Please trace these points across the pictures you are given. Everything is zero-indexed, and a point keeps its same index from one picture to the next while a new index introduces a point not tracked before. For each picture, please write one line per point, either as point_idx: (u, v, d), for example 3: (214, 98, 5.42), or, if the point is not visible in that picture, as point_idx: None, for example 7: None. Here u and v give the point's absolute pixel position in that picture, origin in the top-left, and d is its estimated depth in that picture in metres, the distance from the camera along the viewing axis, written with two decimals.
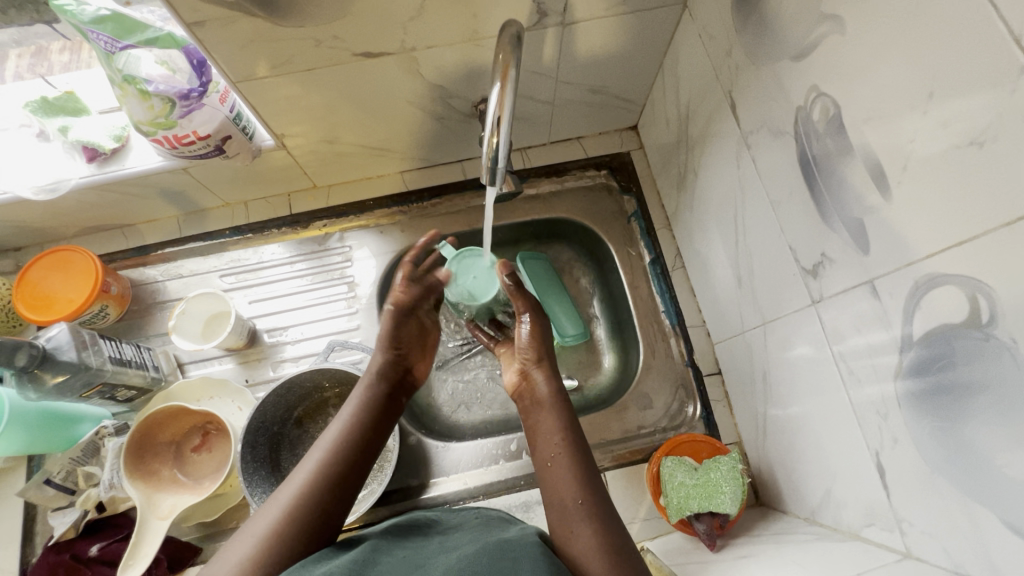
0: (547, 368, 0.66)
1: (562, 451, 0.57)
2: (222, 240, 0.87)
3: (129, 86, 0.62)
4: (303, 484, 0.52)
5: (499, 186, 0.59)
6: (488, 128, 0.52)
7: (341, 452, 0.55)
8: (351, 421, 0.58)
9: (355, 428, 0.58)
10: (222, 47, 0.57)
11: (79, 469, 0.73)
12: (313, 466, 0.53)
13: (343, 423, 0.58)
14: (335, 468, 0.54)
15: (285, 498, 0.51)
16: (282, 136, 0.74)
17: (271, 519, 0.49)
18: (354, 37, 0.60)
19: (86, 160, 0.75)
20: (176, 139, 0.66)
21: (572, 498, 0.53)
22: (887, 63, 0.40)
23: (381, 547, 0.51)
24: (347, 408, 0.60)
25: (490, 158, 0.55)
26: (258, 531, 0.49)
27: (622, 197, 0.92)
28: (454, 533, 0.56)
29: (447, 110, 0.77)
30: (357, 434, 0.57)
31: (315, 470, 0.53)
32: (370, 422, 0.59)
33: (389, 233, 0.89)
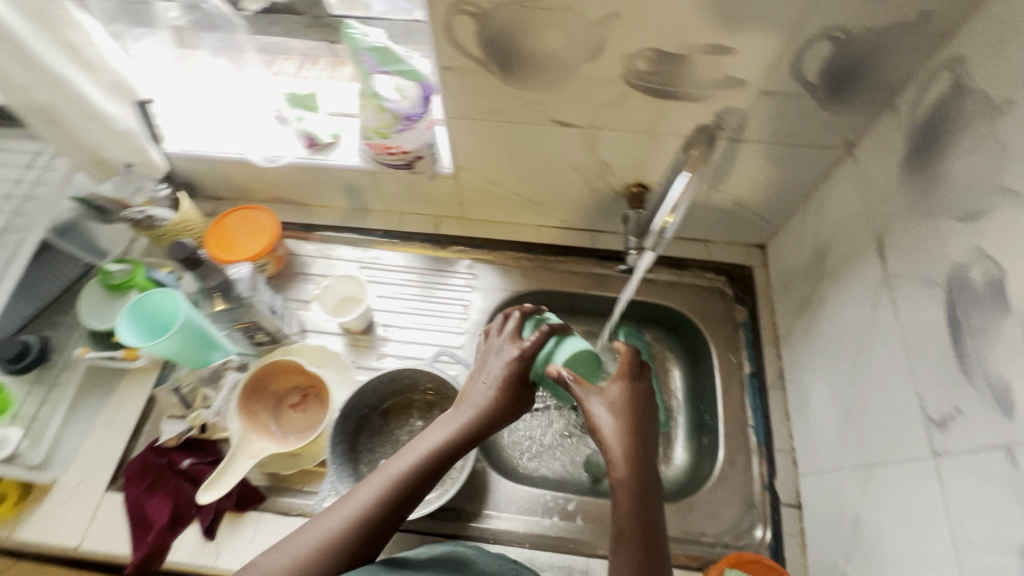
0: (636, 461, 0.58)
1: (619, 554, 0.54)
2: (373, 238, 1.00)
3: (372, 101, 0.75)
4: (369, 504, 0.55)
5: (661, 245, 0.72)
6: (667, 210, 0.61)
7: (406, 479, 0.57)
8: (428, 453, 0.60)
9: (418, 468, 0.58)
10: (455, 89, 0.70)
11: (200, 389, 0.82)
12: (374, 493, 0.56)
13: (414, 461, 0.59)
14: (383, 508, 0.56)
15: (332, 525, 0.54)
16: (459, 168, 0.87)
17: (322, 536, 0.53)
18: (556, 107, 0.71)
19: (304, 145, 0.90)
20: (385, 149, 0.80)
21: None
22: None
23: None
24: (427, 443, 0.60)
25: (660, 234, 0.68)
26: (309, 543, 0.53)
27: (734, 305, 0.95)
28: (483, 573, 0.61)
29: (602, 185, 0.86)
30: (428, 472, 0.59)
31: (370, 502, 0.55)
32: (432, 469, 0.59)
33: (511, 274, 0.98)
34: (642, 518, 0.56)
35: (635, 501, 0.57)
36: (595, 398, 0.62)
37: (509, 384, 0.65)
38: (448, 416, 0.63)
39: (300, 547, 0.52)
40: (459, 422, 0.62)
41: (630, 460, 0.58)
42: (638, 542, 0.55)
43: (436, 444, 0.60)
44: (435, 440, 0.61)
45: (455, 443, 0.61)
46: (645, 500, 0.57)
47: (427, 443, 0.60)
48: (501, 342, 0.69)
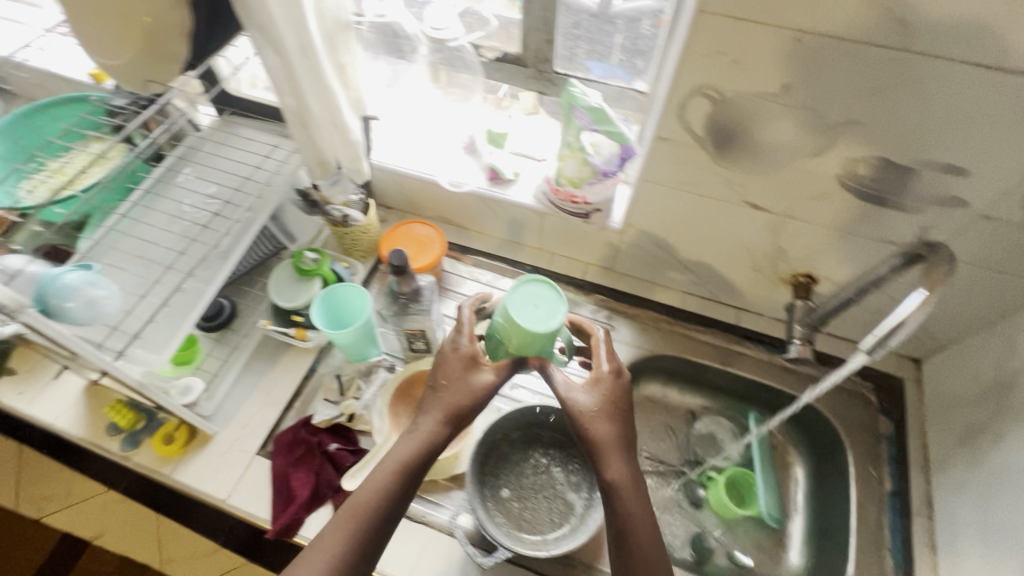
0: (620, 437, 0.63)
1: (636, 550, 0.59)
2: (522, 272, 1.05)
3: (578, 153, 0.81)
4: (360, 518, 0.58)
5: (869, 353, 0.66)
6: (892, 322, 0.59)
7: (391, 491, 0.60)
8: (404, 464, 0.62)
9: (398, 485, 0.61)
10: (662, 158, 0.75)
11: (354, 380, 0.89)
12: (365, 516, 0.58)
13: (389, 473, 0.61)
14: (373, 527, 0.59)
15: (333, 547, 0.57)
16: (628, 226, 0.91)
17: (329, 554, 0.56)
18: (755, 191, 0.74)
19: (486, 178, 0.97)
20: (570, 196, 0.86)
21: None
22: None
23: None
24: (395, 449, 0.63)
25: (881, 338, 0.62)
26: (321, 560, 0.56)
27: (878, 415, 0.91)
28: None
29: (768, 268, 0.87)
30: (406, 490, 0.61)
31: (361, 526, 0.58)
32: (409, 481, 0.62)
33: (648, 333, 1.00)
34: (643, 515, 0.61)
35: (632, 489, 0.61)
36: (576, 388, 0.65)
37: (453, 375, 0.67)
38: (414, 425, 0.65)
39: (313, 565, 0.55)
40: (430, 436, 0.64)
41: (620, 434, 0.63)
42: (643, 537, 0.59)
43: (404, 453, 0.62)
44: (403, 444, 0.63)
45: (421, 455, 0.63)
46: (639, 489, 0.62)
47: (396, 449, 0.63)
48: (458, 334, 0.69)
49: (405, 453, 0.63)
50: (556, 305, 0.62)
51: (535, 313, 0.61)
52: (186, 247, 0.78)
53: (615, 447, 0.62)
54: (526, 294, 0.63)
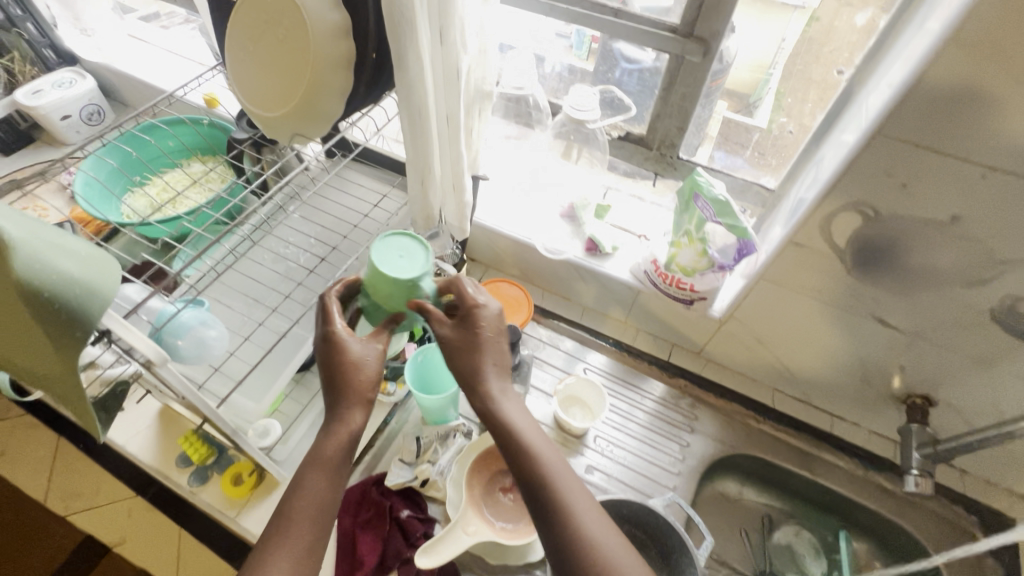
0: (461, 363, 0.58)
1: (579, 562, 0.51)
2: (604, 344, 1.03)
3: (697, 243, 0.79)
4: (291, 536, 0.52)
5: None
6: None
7: (325, 496, 0.54)
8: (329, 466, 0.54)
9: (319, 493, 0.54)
10: (789, 261, 0.72)
11: (432, 443, 0.84)
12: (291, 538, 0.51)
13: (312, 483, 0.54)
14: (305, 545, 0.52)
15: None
16: (730, 317, 0.87)
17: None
18: (887, 308, 0.70)
19: (583, 247, 0.95)
20: (677, 282, 0.84)
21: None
22: None
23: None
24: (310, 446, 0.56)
25: None
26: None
27: (985, 558, 0.83)
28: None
29: (879, 382, 0.82)
30: (335, 486, 0.54)
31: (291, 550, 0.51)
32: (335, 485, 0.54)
33: (733, 428, 0.95)
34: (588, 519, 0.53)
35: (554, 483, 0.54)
36: (444, 320, 0.59)
37: (345, 356, 0.57)
38: (334, 419, 0.56)
39: None
40: (347, 424, 0.56)
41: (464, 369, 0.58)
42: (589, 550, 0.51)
43: (329, 451, 0.55)
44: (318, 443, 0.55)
45: (341, 449, 0.55)
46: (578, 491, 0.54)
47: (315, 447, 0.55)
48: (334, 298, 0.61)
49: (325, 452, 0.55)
50: (422, 257, 0.62)
51: (406, 266, 0.60)
52: (291, 290, 0.78)
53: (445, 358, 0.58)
54: (392, 245, 0.62)
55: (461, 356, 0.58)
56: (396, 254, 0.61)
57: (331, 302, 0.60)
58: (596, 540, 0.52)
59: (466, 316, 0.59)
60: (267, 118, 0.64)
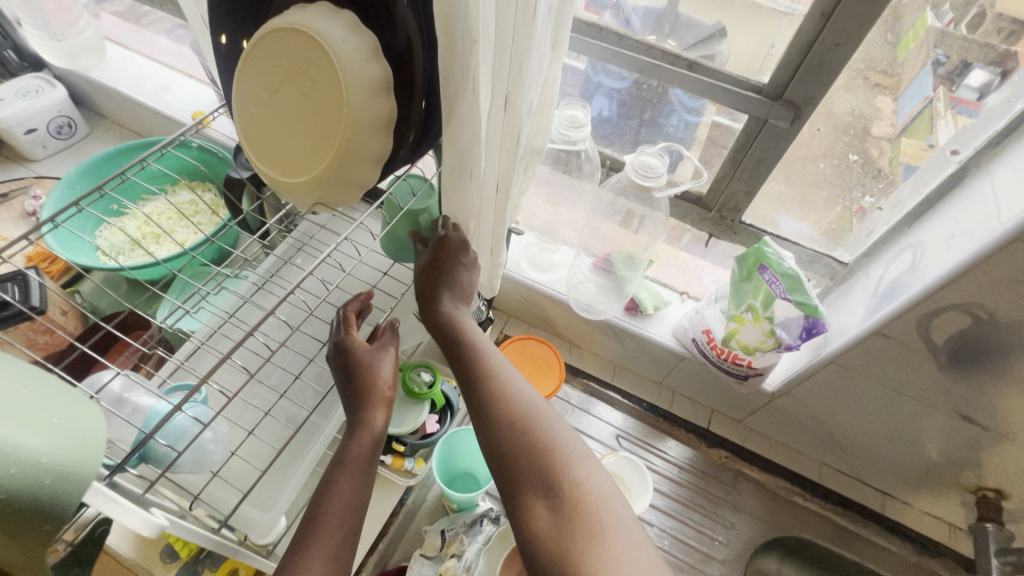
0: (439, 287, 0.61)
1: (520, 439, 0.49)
2: (637, 408, 0.94)
3: (762, 320, 0.71)
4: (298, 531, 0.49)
5: None
6: None
7: (343, 497, 0.51)
8: (350, 464, 0.52)
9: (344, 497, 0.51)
10: (870, 351, 0.64)
11: (458, 533, 0.75)
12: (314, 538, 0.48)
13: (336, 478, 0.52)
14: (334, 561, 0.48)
15: None
16: (785, 393, 0.80)
17: None
18: (978, 407, 0.63)
19: (622, 307, 0.87)
20: (732, 357, 0.76)
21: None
22: None
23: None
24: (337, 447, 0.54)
25: None
26: None
27: None
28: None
29: (948, 472, 0.75)
30: (362, 491, 0.52)
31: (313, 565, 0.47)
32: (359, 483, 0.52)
33: (776, 505, 0.88)
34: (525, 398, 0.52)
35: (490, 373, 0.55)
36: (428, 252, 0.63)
37: (362, 359, 0.56)
38: (355, 423, 0.55)
39: None
40: (369, 427, 0.54)
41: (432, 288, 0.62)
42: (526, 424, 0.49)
43: (352, 451, 0.53)
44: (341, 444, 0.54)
45: (365, 443, 0.53)
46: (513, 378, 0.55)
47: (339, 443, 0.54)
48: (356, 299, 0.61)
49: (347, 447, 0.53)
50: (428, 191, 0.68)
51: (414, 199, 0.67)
52: (301, 369, 0.67)
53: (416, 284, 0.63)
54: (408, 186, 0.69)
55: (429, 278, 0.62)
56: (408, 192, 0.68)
57: (352, 313, 0.60)
58: (564, 469, 0.46)
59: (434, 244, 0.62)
60: (266, 170, 0.53)
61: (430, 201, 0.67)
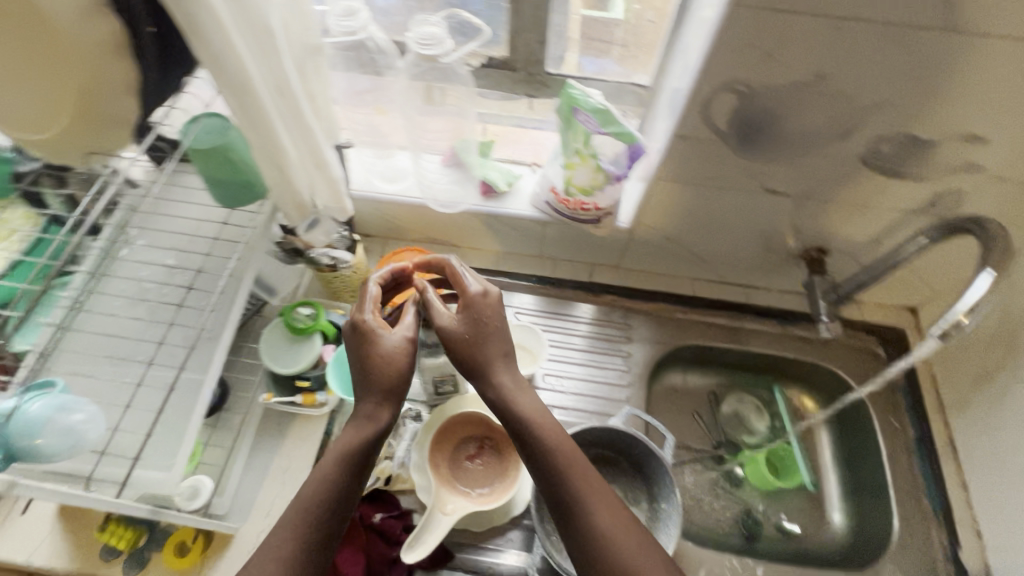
0: (491, 349, 0.61)
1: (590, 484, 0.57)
2: (526, 283, 1.00)
3: (589, 159, 0.76)
4: (297, 518, 0.54)
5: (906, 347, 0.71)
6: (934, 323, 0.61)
7: (338, 481, 0.55)
8: (347, 455, 0.56)
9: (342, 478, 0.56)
10: (680, 155, 0.71)
11: (384, 439, 0.80)
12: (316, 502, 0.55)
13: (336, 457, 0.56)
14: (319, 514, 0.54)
15: (273, 548, 0.53)
16: (639, 223, 0.87)
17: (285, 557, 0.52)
18: (775, 177, 0.72)
19: (478, 193, 0.90)
20: (579, 205, 0.81)
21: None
22: None
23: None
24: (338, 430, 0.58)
25: None
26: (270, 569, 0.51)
27: (888, 368, 0.96)
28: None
29: (781, 247, 0.87)
30: (363, 476, 0.57)
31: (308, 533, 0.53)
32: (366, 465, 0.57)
33: (664, 326, 0.99)
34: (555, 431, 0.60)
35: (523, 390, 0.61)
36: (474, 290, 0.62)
37: (384, 354, 0.59)
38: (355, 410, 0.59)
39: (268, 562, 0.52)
40: (374, 423, 0.57)
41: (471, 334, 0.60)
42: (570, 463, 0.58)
43: (350, 442, 0.57)
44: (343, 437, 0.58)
45: (366, 442, 0.56)
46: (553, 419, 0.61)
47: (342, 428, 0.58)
48: (364, 301, 0.61)
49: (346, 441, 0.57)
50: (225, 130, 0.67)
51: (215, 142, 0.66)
52: (163, 334, 0.67)
53: (461, 337, 0.60)
54: (203, 130, 0.67)
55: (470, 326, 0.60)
56: (207, 136, 0.67)
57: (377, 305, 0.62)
58: (591, 490, 0.57)
59: (473, 291, 0.61)
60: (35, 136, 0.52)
61: (230, 137, 0.67)
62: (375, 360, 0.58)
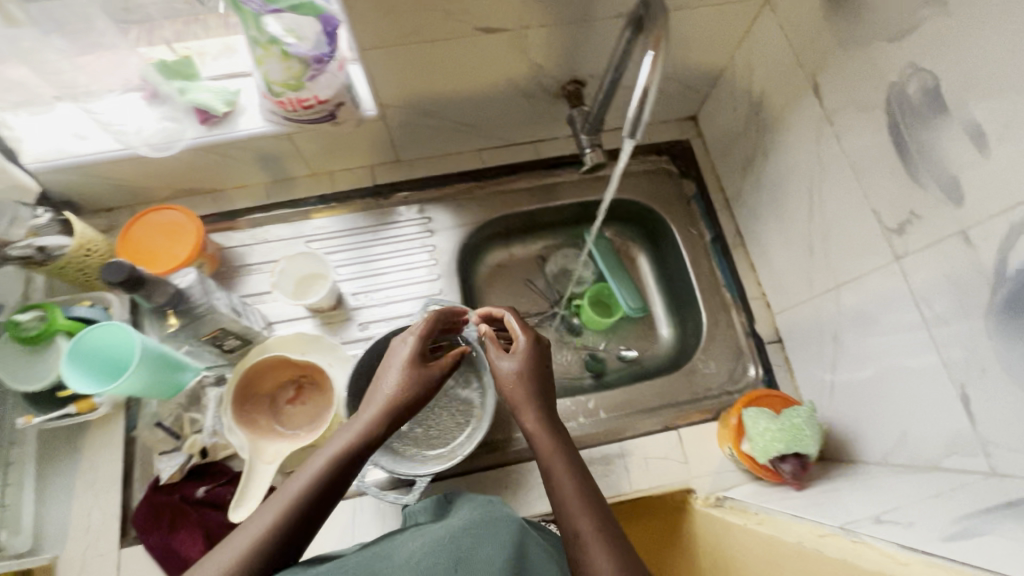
0: (535, 407, 0.66)
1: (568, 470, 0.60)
2: (308, 208, 0.92)
3: (273, 47, 0.65)
4: (281, 509, 0.55)
5: (628, 151, 0.65)
6: (633, 102, 0.56)
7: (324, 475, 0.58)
8: (340, 456, 0.60)
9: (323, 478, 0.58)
10: (365, 14, 0.63)
11: (186, 415, 0.74)
12: (292, 496, 0.56)
13: (328, 455, 0.60)
14: (299, 508, 0.56)
15: (249, 533, 0.54)
16: (385, 106, 0.80)
17: (247, 542, 0.53)
18: (479, 12, 0.66)
19: (197, 122, 0.79)
20: (298, 102, 0.71)
21: (593, 542, 0.54)
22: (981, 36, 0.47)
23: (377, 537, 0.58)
24: (337, 434, 0.63)
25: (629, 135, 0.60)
26: (230, 555, 0.52)
27: (681, 181, 0.99)
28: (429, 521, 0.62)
29: (536, 89, 0.83)
30: (345, 484, 0.60)
31: (271, 521, 0.54)
32: (349, 466, 0.60)
33: (466, 207, 0.96)
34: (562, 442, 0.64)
35: (550, 428, 0.64)
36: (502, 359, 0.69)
37: (416, 381, 0.67)
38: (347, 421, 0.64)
39: (230, 553, 0.52)
40: (371, 431, 0.63)
41: (531, 389, 0.67)
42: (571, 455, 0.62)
43: (346, 447, 0.61)
44: (332, 444, 0.61)
45: (359, 446, 0.61)
46: (565, 444, 0.63)
47: (343, 431, 0.63)
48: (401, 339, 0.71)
49: (330, 453, 0.60)
50: None
51: None
52: None
53: (519, 387, 0.67)
54: None
55: (523, 390, 0.67)
56: None
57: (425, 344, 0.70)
58: (590, 482, 0.60)
59: (523, 339, 0.70)
60: None
61: None
62: (398, 385, 0.66)
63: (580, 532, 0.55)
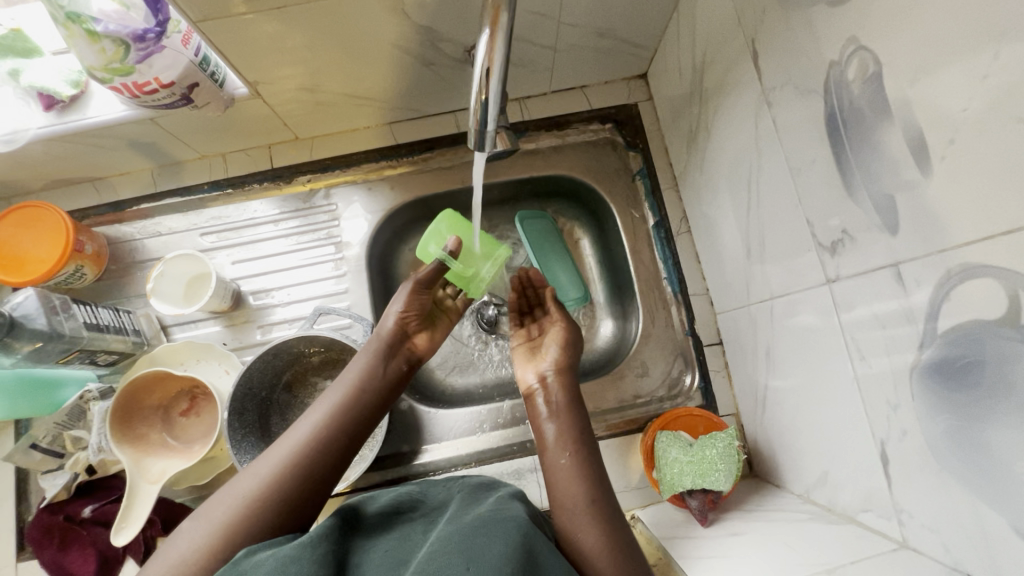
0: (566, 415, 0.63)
1: (577, 492, 0.56)
2: (202, 195, 0.83)
3: (74, 26, 0.54)
4: (249, 496, 0.52)
5: (487, 149, 0.53)
6: (476, 82, 0.45)
7: (310, 468, 0.54)
8: (314, 435, 0.56)
9: (301, 457, 0.55)
10: None
11: (67, 433, 0.72)
12: (266, 477, 0.53)
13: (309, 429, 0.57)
14: (270, 496, 0.52)
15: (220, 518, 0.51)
16: (257, 83, 0.68)
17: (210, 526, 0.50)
18: None
19: (43, 109, 0.69)
20: (136, 88, 0.60)
21: (584, 522, 0.53)
22: (927, 11, 0.35)
23: (389, 540, 0.50)
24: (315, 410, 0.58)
25: (478, 117, 0.48)
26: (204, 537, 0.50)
27: (627, 153, 0.86)
28: (431, 510, 0.54)
29: (436, 54, 0.70)
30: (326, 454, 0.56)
31: (238, 508, 0.51)
32: (327, 442, 0.56)
33: (378, 190, 0.85)
34: (582, 459, 0.59)
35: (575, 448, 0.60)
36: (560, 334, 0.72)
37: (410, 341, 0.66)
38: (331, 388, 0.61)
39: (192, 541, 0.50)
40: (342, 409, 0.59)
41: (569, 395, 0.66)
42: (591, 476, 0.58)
43: (319, 422, 0.57)
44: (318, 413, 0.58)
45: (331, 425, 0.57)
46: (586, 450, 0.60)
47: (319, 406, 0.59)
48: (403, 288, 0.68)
49: (314, 426, 0.57)
50: None
51: None
52: None
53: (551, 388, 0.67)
54: None
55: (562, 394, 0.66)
56: None
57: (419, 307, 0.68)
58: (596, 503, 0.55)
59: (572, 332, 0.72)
60: None
61: None
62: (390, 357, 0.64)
63: (571, 514, 0.55)
